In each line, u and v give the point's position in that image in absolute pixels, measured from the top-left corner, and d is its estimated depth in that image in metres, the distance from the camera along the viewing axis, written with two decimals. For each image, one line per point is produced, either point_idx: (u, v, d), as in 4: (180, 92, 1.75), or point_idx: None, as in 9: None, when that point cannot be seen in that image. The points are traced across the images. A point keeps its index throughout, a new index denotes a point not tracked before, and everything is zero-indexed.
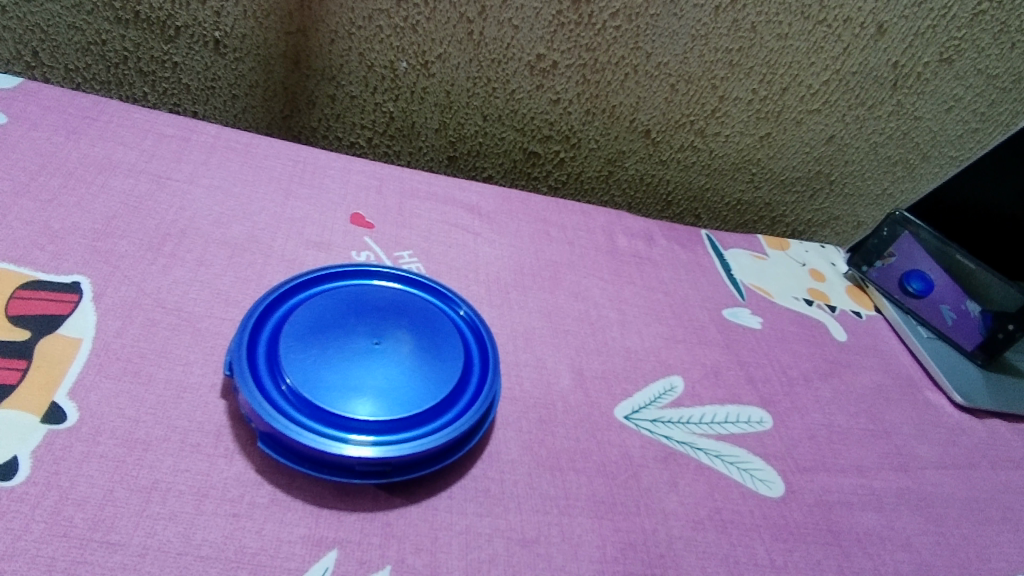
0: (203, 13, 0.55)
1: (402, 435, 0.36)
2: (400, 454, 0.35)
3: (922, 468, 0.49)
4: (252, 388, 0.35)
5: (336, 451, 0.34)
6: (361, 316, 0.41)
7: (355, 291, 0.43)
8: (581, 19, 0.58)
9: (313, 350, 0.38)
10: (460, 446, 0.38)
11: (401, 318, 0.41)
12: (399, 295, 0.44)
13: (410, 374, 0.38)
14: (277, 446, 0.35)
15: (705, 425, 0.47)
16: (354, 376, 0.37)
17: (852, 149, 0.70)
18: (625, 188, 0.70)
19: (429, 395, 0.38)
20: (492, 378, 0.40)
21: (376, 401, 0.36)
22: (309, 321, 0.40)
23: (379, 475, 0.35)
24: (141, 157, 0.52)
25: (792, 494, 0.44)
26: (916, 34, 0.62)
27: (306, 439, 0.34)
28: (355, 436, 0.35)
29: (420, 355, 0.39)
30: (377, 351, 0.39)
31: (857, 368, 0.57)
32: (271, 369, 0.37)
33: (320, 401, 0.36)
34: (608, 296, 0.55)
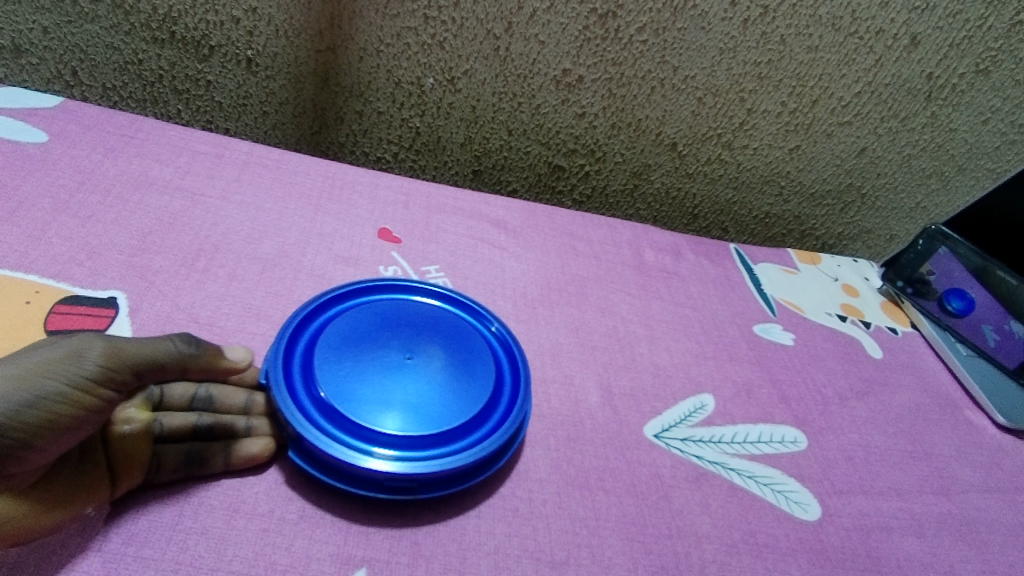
0: (236, 32, 0.56)
1: (430, 452, 0.36)
2: (429, 471, 0.35)
3: (964, 491, 0.48)
4: (284, 398, 0.36)
5: (364, 464, 0.34)
6: (393, 329, 0.41)
7: (387, 304, 0.43)
8: (608, 33, 0.58)
9: (345, 362, 0.38)
10: (490, 463, 0.38)
11: (435, 333, 0.41)
12: (430, 310, 0.44)
13: (442, 390, 0.38)
14: (307, 458, 0.35)
15: (738, 444, 0.46)
16: (386, 390, 0.37)
17: (884, 162, 0.69)
18: (651, 202, 0.70)
19: (459, 412, 0.37)
20: (524, 396, 0.40)
21: (407, 416, 0.36)
22: (342, 332, 0.40)
23: (407, 490, 0.35)
24: (175, 174, 0.53)
25: (829, 518, 0.42)
26: (950, 44, 0.61)
27: (338, 452, 0.34)
28: (383, 451, 0.35)
29: (453, 370, 0.39)
30: (409, 363, 0.39)
31: (894, 387, 0.55)
32: (304, 380, 0.37)
33: (350, 414, 0.36)
34: (636, 312, 0.55)
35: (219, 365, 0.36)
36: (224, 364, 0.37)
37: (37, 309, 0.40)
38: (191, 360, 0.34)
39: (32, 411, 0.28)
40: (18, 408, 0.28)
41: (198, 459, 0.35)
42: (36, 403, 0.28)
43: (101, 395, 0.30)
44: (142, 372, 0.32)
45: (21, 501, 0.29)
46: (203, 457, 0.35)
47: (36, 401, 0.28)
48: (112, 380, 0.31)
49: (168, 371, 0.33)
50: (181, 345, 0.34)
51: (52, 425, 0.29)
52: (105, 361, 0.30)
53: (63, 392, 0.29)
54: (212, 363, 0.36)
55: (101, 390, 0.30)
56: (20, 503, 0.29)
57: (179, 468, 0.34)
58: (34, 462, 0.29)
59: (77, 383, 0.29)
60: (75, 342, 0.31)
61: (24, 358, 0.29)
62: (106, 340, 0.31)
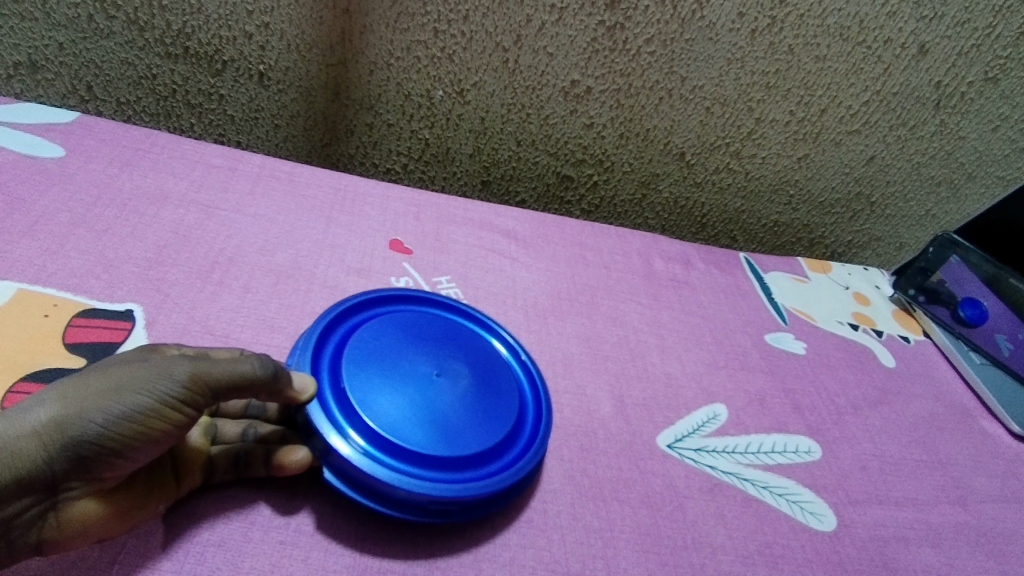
0: (250, 47, 0.57)
1: (466, 476, 0.36)
2: (469, 493, 0.35)
3: (981, 502, 0.47)
4: (320, 418, 0.35)
5: (409, 487, 0.34)
6: (417, 342, 0.41)
7: (406, 316, 0.43)
8: (616, 45, 0.58)
9: (377, 377, 0.38)
10: (520, 486, 0.38)
11: (457, 350, 0.42)
12: (448, 323, 0.44)
13: (472, 409, 0.39)
14: (341, 477, 0.35)
15: (752, 455, 0.45)
16: (418, 408, 0.37)
17: (894, 170, 0.69)
18: (659, 211, 0.71)
19: (491, 434, 0.38)
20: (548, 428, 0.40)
21: (445, 437, 0.37)
22: (367, 343, 0.40)
23: (445, 513, 0.35)
24: (190, 187, 0.54)
25: (846, 529, 0.42)
26: (958, 53, 0.61)
27: (378, 472, 0.34)
28: (422, 472, 0.35)
29: (480, 388, 0.40)
30: (438, 378, 0.39)
31: (908, 396, 0.55)
32: (335, 395, 0.37)
33: (390, 433, 0.35)
34: (647, 321, 0.55)
35: (285, 395, 0.34)
36: (289, 394, 0.34)
37: (56, 321, 0.40)
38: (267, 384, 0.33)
39: (124, 425, 0.28)
40: (111, 421, 0.28)
41: (243, 463, 0.35)
42: (128, 418, 0.28)
43: (187, 411, 0.30)
44: (225, 391, 0.31)
45: (105, 503, 0.30)
46: (247, 462, 0.35)
47: (128, 415, 0.28)
48: (191, 401, 0.30)
49: (247, 391, 0.32)
50: (260, 368, 0.32)
51: (142, 438, 0.29)
52: (191, 382, 0.30)
53: (152, 410, 0.29)
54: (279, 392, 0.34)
55: (189, 407, 0.30)
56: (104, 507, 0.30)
57: (230, 470, 0.35)
58: (121, 470, 0.29)
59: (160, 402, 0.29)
60: (164, 359, 0.31)
61: (120, 370, 0.30)
62: (192, 361, 0.31)
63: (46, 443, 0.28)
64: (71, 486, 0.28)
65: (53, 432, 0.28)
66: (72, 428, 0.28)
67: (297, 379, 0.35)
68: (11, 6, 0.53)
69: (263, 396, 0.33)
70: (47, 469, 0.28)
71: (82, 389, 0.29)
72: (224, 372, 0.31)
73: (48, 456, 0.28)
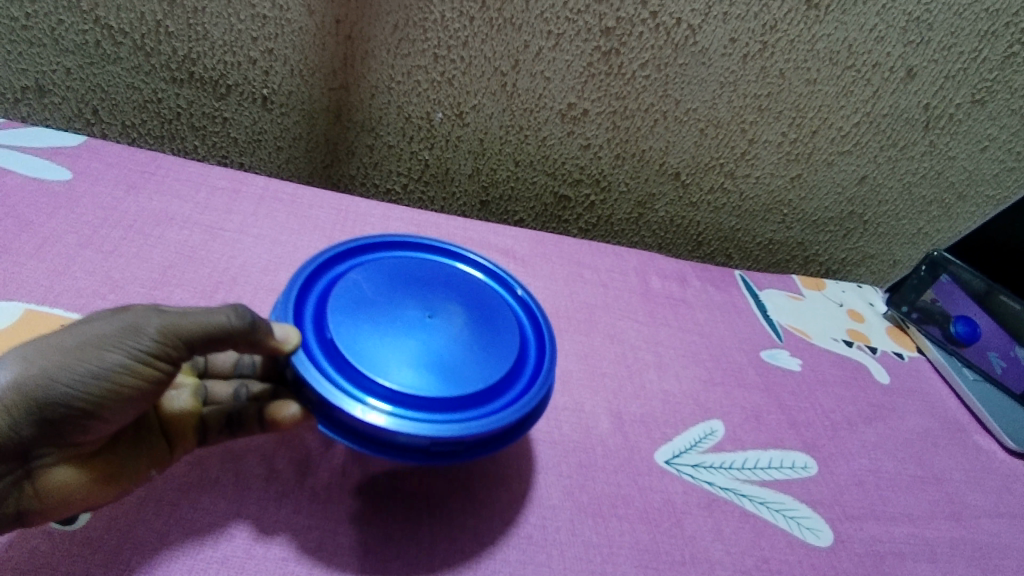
0: (253, 73, 0.58)
1: (468, 415, 0.35)
2: (472, 433, 0.34)
3: (977, 516, 0.48)
4: (307, 364, 0.34)
5: (406, 429, 0.33)
6: (406, 287, 0.41)
7: (394, 262, 0.43)
8: (611, 69, 0.59)
9: (365, 322, 0.37)
10: (524, 425, 0.37)
11: (449, 294, 0.41)
12: (438, 267, 0.44)
13: (469, 351, 0.38)
14: (336, 428, 0.34)
15: (749, 470, 0.46)
16: (412, 351, 0.37)
17: (885, 190, 0.70)
18: (655, 230, 0.72)
19: (490, 373, 0.37)
20: (549, 367, 0.40)
21: (442, 378, 0.36)
22: (353, 291, 0.39)
23: (447, 455, 0.35)
24: (194, 209, 0.55)
25: (842, 544, 0.43)
26: (946, 76, 0.62)
27: (374, 418, 0.33)
28: (422, 413, 0.34)
29: (473, 330, 0.40)
30: (431, 322, 0.39)
31: (902, 412, 0.56)
32: (323, 344, 0.36)
33: (383, 377, 0.35)
34: (644, 338, 0.55)
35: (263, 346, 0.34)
36: (269, 343, 0.34)
37: None
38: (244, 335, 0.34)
39: (94, 382, 0.30)
40: (84, 379, 0.30)
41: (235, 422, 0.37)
42: (99, 374, 0.30)
43: (159, 368, 0.32)
44: (197, 345, 0.33)
45: (87, 467, 0.32)
46: (239, 420, 0.37)
47: (98, 373, 0.30)
48: (164, 356, 0.32)
49: (222, 343, 0.34)
50: (235, 317, 0.33)
51: (116, 394, 0.31)
52: (162, 338, 0.32)
53: (125, 367, 0.31)
54: (256, 343, 0.34)
55: (161, 364, 0.32)
56: (87, 471, 0.32)
57: (223, 428, 0.38)
58: (96, 432, 0.31)
59: (132, 359, 0.31)
60: (137, 315, 0.32)
61: (89, 329, 0.31)
62: (161, 317, 0.32)
63: (18, 407, 0.29)
64: (46, 452, 0.30)
65: (22, 394, 0.29)
66: (44, 386, 0.29)
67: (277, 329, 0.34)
68: (20, 33, 0.55)
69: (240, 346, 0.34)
70: (21, 434, 0.29)
71: (53, 345, 0.31)
72: (194, 327, 0.33)
73: (21, 420, 0.29)
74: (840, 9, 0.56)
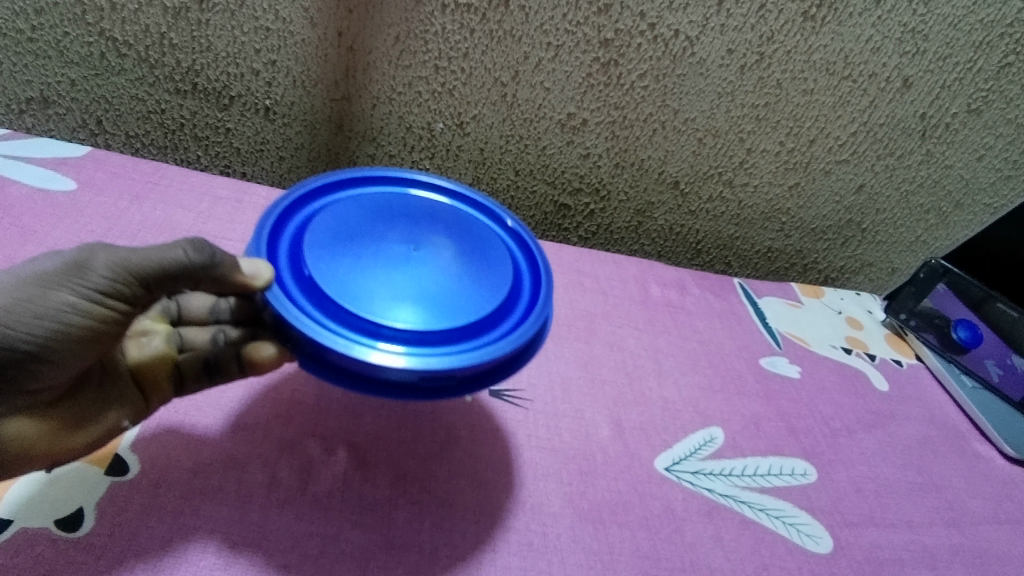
0: (256, 84, 0.59)
1: (459, 347, 0.36)
2: (463, 362, 0.35)
3: (975, 523, 0.49)
4: (285, 302, 0.35)
5: (395, 363, 0.34)
6: (387, 229, 0.41)
7: (373, 201, 0.43)
8: (611, 80, 0.60)
9: (343, 261, 0.38)
10: (519, 359, 0.38)
11: (434, 233, 0.42)
12: (419, 204, 0.44)
13: (457, 288, 0.39)
14: (325, 369, 0.34)
15: (748, 477, 0.46)
16: (398, 290, 0.37)
17: (883, 198, 0.71)
18: (655, 238, 0.73)
19: (479, 307, 0.38)
20: (548, 296, 0.40)
21: (430, 314, 0.37)
22: (330, 232, 0.40)
23: (438, 389, 0.35)
24: (198, 218, 0.55)
25: (841, 551, 0.43)
26: (942, 86, 0.62)
27: (360, 353, 0.34)
28: (411, 347, 0.35)
29: (457, 265, 0.40)
30: (413, 261, 0.40)
31: (901, 419, 0.56)
32: (302, 283, 0.36)
33: (367, 312, 0.35)
34: (644, 346, 0.56)
35: (232, 280, 0.34)
36: (238, 279, 0.34)
37: None
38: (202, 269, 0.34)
39: (44, 322, 0.31)
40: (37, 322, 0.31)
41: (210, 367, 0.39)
42: (50, 313, 0.32)
43: (113, 307, 0.33)
44: (152, 282, 0.34)
45: (51, 415, 0.34)
46: (214, 367, 0.39)
47: (49, 314, 0.32)
48: (120, 296, 0.33)
49: (179, 280, 0.34)
50: (189, 251, 0.34)
51: (75, 334, 0.32)
52: (113, 276, 0.33)
53: (78, 309, 0.32)
54: (224, 278, 0.34)
55: (114, 303, 0.33)
56: (50, 420, 0.34)
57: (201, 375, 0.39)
58: (48, 378, 0.33)
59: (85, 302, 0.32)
60: (89, 250, 0.33)
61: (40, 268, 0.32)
62: (113, 254, 0.33)
63: None
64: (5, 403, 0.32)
65: None
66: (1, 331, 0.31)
67: (244, 264, 0.34)
68: (26, 45, 0.55)
69: (199, 281, 0.35)
70: None
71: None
72: (147, 264, 0.33)
73: None
74: (837, 20, 0.57)
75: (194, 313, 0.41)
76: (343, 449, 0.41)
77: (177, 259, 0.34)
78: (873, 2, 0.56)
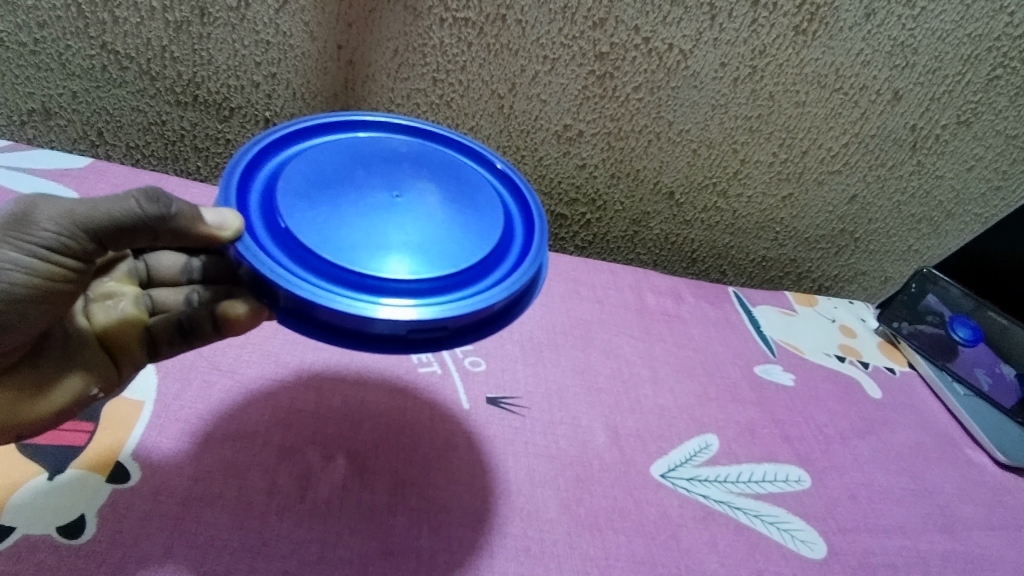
0: (256, 96, 0.60)
1: (452, 297, 0.35)
2: (455, 314, 0.34)
3: (967, 529, 0.49)
4: (259, 256, 0.33)
5: (383, 317, 0.33)
6: (366, 168, 0.39)
7: (350, 145, 0.41)
8: (606, 92, 0.61)
9: (320, 207, 0.36)
10: (510, 314, 0.38)
11: (419, 171, 0.40)
12: (400, 146, 0.42)
13: (446, 230, 0.37)
14: (307, 325, 0.34)
15: (743, 484, 0.47)
16: (382, 234, 0.36)
17: (875, 208, 0.72)
18: (650, 247, 0.74)
19: (472, 252, 0.37)
20: (539, 245, 0.40)
21: (419, 259, 0.35)
22: (304, 175, 0.37)
23: (429, 342, 0.35)
24: None
25: (835, 556, 0.44)
26: (932, 99, 0.63)
27: (345, 306, 0.33)
28: (399, 298, 0.34)
29: (445, 207, 0.38)
30: (397, 201, 0.38)
31: (894, 427, 0.57)
32: (276, 234, 0.35)
33: (350, 262, 0.34)
34: (640, 354, 0.56)
35: (198, 232, 0.33)
36: (204, 231, 0.33)
37: None
38: (162, 222, 0.34)
39: None
40: None
41: (181, 330, 0.39)
42: None
43: (66, 263, 0.33)
44: (104, 235, 0.33)
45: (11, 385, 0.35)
46: (186, 331, 0.39)
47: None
48: (74, 255, 0.33)
49: (133, 233, 0.34)
50: (145, 204, 0.33)
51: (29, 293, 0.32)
52: (60, 229, 0.32)
53: (29, 266, 0.32)
54: (188, 232, 0.33)
55: (64, 258, 0.33)
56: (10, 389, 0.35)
57: (175, 337, 0.39)
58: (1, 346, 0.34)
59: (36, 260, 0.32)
60: (30, 200, 0.32)
61: None
62: (63, 207, 0.32)
63: None
64: None
65: None
66: None
67: (209, 215, 0.33)
68: (28, 58, 0.56)
69: (157, 233, 0.34)
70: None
71: None
72: (100, 219, 0.32)
73: None
74: (827, 35, 0.58)
75: (164, 272, 0.41)
76: (342, 456, 0.42)
77: (129, 210, 0.33)
78: (863, 17, 0.57)
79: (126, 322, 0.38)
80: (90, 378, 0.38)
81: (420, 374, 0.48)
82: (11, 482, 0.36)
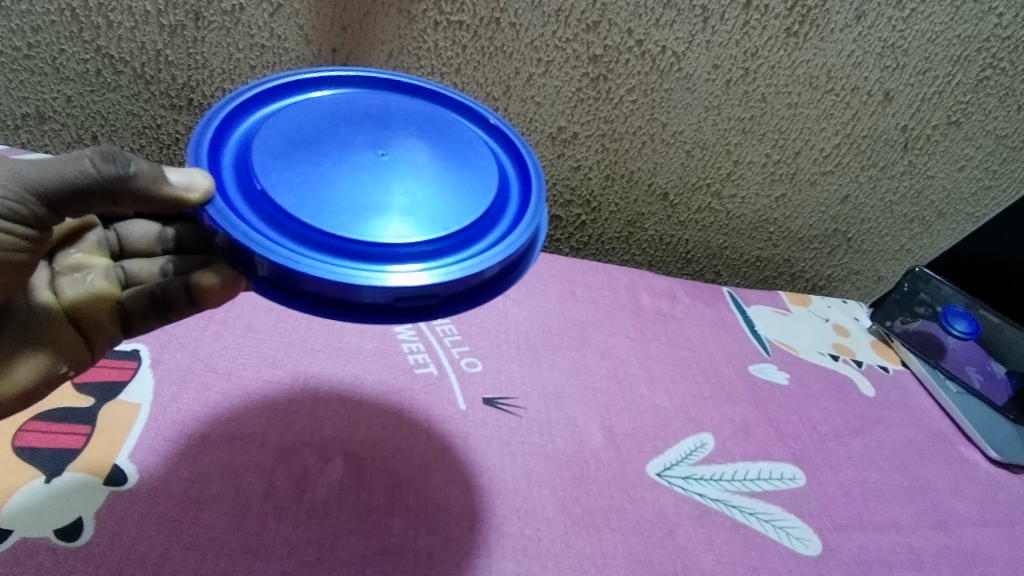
0: None
1: (445, 260, 0.35)
2: (447, 279, 0.34)
3: (960, 525, 0.50)
4: (233, 221, 0.33)
5: (371, 283, 0.33)
6: (349, 125, 0.39)
7: (330, 103, 0.40)
8: (600, 95, 0.61)
9: (299, 166, 0.36)
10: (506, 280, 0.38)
11: (407, 128, 0.40)
12: (385, 102, 0.42)
13: (436, 189, 0.37)
14: (292, 295, 0.34)
15: (738, 482, 0.47)
16: (369, 194, 0.36)
17: (867, 208, 0.73)
18: (645, 248, 0.74)
19: (465, 211, 0.37)
20: (535, 206, 0.39)
21: (407, 219, 0.35)
22: (282, 134, 0.37)
23: (420, 310, 0.35)
24: None
25: (830, 553, 0.45)
26: (922, 99, 0.64)
27: (329, 273, 0.33)
28: (388, 263, 0.34)
29: (432, 163, 0.38)
30: (384, 158, 0.37)
31: (887, 424, 0.57)
32: (252, 197, 0.35)
33: (333, 225, 0.34)
34: (635, 354, 0.56)
35: (163, 194, 0.33)
36: (169, 192, 0.32)
37: None
38: (121, 183, 0.33)
39: None
40: None
41: (155, 303, 0.38)
42: None
43: (19, 232, 0.33)
44: (56, 198, 0.33)
45: None
46: (159, 304, 0.38)
47: None
48: (27, 222, 0.33)
49: (91, 196, 0.33)
50: (100, 164, 0.33)
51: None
52: (7, 193, 0.31)
53: None
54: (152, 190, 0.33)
55: (13, 225, 0.32)
56: None
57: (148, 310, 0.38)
58: None
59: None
60: None
61: None
62: (12, 170, 0.32)
63: None
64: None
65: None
66: None
67: (175, 176, 0.33)
68: (22, 62, 0.56)
69: (117, 196, 0.34)
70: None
71: None
72: (53, 181, 0.32)
73: None
74: (818, 36, 0.59)
75: (135, 240, 0.41)
76: (339, 457, 0.42)
77: (82, 171, 0.32)
78: (853, 19, 0.58)
79: (93, 296, 0.39)
80: (53, 357, 0.38)
81: (416, 375, 0.49)
82: (7, 486, 0.36)
